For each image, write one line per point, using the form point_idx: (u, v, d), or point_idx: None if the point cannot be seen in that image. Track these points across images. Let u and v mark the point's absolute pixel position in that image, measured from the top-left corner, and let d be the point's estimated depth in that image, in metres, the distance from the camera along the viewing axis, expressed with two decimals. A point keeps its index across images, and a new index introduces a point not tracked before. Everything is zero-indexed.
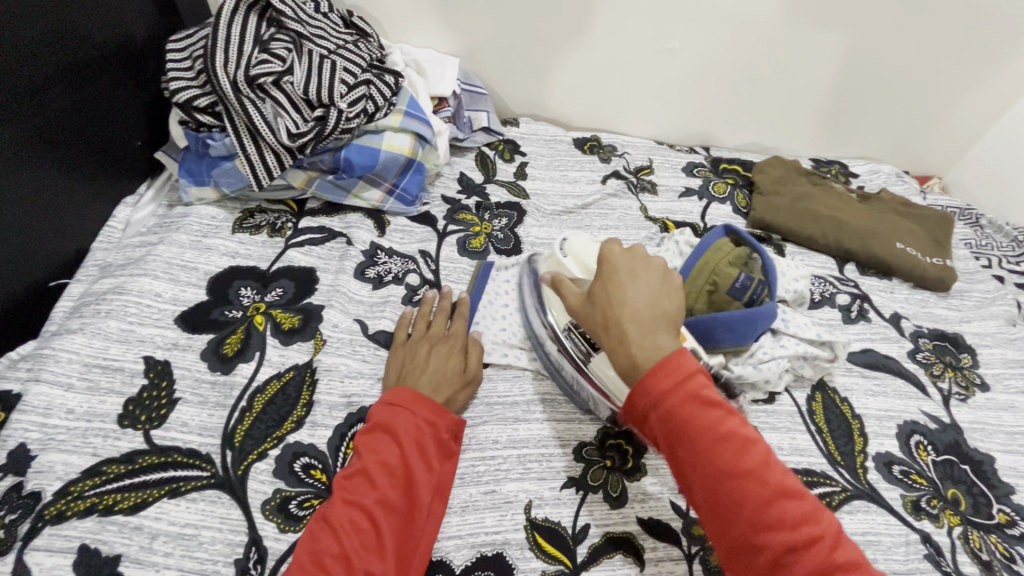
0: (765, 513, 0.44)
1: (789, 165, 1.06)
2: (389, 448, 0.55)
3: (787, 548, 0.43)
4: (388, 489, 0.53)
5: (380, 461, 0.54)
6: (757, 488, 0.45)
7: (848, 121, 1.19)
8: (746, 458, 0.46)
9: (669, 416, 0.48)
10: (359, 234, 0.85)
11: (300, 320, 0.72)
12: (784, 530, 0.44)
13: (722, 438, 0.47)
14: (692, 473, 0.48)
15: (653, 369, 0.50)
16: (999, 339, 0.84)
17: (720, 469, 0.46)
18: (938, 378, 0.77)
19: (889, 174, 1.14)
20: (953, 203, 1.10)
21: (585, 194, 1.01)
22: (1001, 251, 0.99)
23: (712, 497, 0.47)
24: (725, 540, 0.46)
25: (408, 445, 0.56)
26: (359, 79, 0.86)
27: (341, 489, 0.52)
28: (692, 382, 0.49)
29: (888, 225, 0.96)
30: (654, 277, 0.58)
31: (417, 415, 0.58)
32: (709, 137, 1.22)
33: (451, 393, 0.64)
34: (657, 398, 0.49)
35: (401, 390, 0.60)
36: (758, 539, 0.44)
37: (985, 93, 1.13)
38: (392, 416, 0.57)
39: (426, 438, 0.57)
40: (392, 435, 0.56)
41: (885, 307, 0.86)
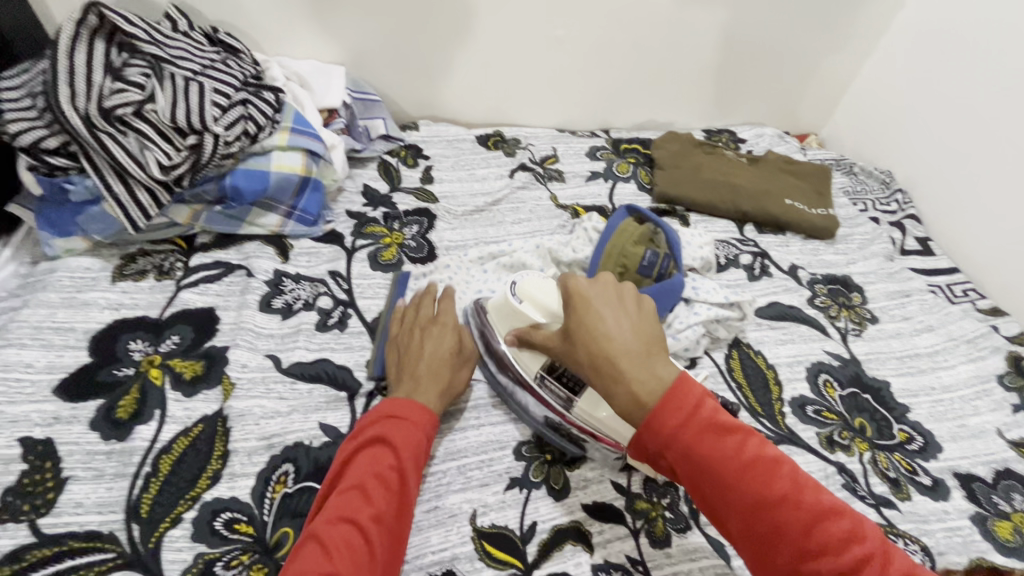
0: (809, 540, 0.42)
1: (684, 139, 1.11)
2: (387, 460, 0.53)
3: (836, 572, 0.41)
4: (384, 503, 0.50)
5: (379, 474, 0.52)
6: (792, 514, 0.43)
7: (731, 90, 1.26)
8: (777, 485, 0.44)
9: (686, 453, 0.45)
10: (259, 264, 0.79)
11: (203, 366, 0.66)
12: (831, 555, 0.41)
13: (749, 467, 0.44)
14: (723, 510, 0.45)
15: (664, 403, 0.46)
16: (881, 274, 0.92)
17: (751, 507, 0.44)
18: (835, 319, 0.84)
19: (772, 136, 1.21)
20: (829, 156, 1.19)
21: (494, 189, 1.00)
22: (873, 195, 1.09)
23: (750, 532, 0.44)
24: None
25: (408, 463, 0.54)
26: (233, 99, 0.80)
27: (335, 505, 0.49)
28: (704, 411, 0.47)
29: (776, 183, 1.03)
30: (625, 303, 0.54)
31: (417, 426, 0.57)
32: (608, 120, 1.25)
33: (447, 380, 0.63)
34: (665, 444, 0.46)
35: (398, 401, 0.58)
36: (806, 570, 0.42)
37: (841, 54, 1.24)
38: (391, 428, 0.56)
39: (421, 450, 0.56)
40: (390, 446, 0.54)
41: (783, 261, 0.92)
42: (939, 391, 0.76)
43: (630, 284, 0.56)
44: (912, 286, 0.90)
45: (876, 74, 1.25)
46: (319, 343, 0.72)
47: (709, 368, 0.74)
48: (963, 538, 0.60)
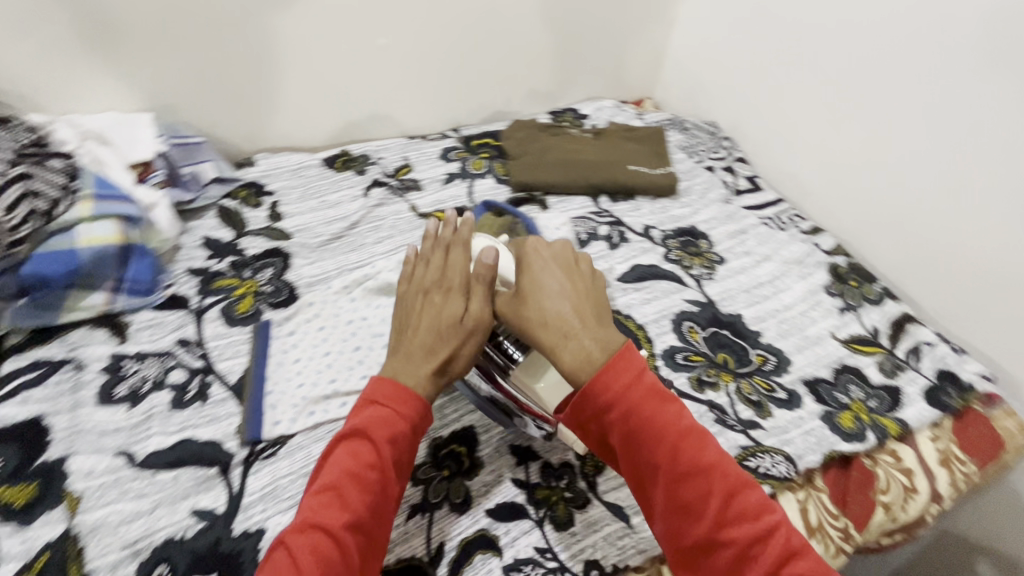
0: (731, 507, 0.46)
1: (530, 126, 1.15)
2: (366, 455, 0.51)
3: (751, 538, 0.45)
4: (360, 505, 0.49)
5: (355, 471, 0.50)
6: (717, 483, 0.46)
7: (565, 70, 1.30)
8: (707, 456, 0.47)
9: (625, 416, 0.49)
10: (91, 352, 0.71)
11: (37, 487, 0.58)
12: (748, 522, 0.45)
13: (682, 437, 0.48)
14: (654, 473, 0.48)
15: (610, 366, 0.50)
16: (722, 217, 1.01)
17: (680, 473, 0.47)
18: (689, 268, 0.91)
19: (611, 108, 1.28)
20: (663, 117, 1.28)
21: (350, 212, 0.97)
22: (705, 146, 1.19)
23: (675, 498, 0.47)
24: (685, 544, 0.46)
25: (387, 457, 0.52)
26: (8, 176, 0.69)
27: (310, 505, 0.49)
28: (642, 385, 0.50)
29: (619, 152, 1.09)
30: (575, 276, 0.59)
31: (403, 417, 0.54)
32: (457, 118, 1.24)
33: (450, 338, 0.59)
34: (611, 400, 0.50)
35: (384, 382, 0.56)
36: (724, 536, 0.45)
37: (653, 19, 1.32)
38: (376, 418, 0.54)
39: (405, 440, 0.54)
40: (371, 438, 0.52)
41: (637, 224, 0.98)
42: (782, 312, 0.85)
43: (587, 263, 0.62)
44: (747, 223, 1.00)
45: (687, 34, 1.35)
46: (177, 424, 0.65)
47: None
48: (817, 437, 0.69)
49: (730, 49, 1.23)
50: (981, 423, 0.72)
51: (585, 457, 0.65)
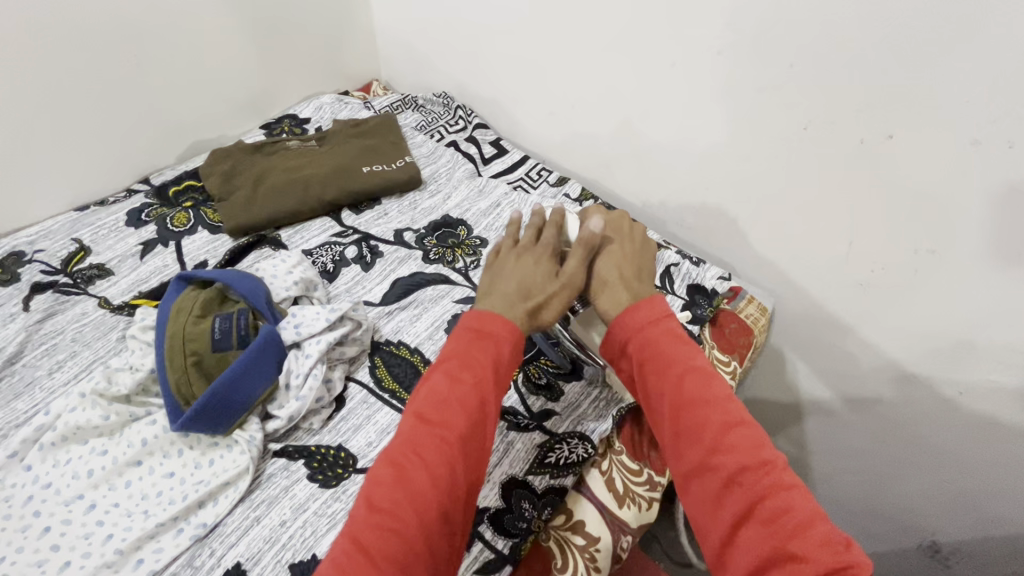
0: (725, 438, 0.44)
1: (234, 152, 0.95)
2: (467, 378, 0.47)
3: (740, 469, 0.42)
4: (462, 446, 0.44)
5: (451, 399, 0.46)
6: (715, 412, 0.45)
7: (266, 74, 1.08)
8: (712, 389, 0.47)
9: (648, 344, 0.50)
10: None
11: None
12: (739, 454, 0.43)
13: (694, 367, 0.48)
14: (661, 392, 0.48)
15: (665, 317, 0.52)
16: (474, 195, 0.95)
17: (683, 396, 0.46)
18: (453, 263, 0.84)
19: (331, 104, 1.13)
20: (393, 98, 1.17)
21: (4, 341, 0.71)
22: (443, 119, 1.11)
23: (676, 421, 0.46)
24: (680, 470, 0.45)
25: (481, 390, 0.47)
26: None
27: (406, 433, 0.45)
28: (667, 322, 0.52)
29: (348, 155, 0.96)
30: (622, 240, 0.62)
31: (502, 341, 0.50)
32: (141, 164, 0.99)
33: (534, 288, 0.55)
34: (631, 332, 0.52)
35: (490, 317, 0.51)
36: (712, 463, 0.43)
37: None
38: (471, 344, 0.50)
39: (499, 373, 0.49)
40: (470, 362, 0.48)
41: (387, 232, 0.88)
42: None
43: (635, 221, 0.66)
44: (497, 194, 0.94)
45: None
46: None
47: (358, 394, 0.68)
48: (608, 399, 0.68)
49: None
50: (730, 321, 0.79)
51: None
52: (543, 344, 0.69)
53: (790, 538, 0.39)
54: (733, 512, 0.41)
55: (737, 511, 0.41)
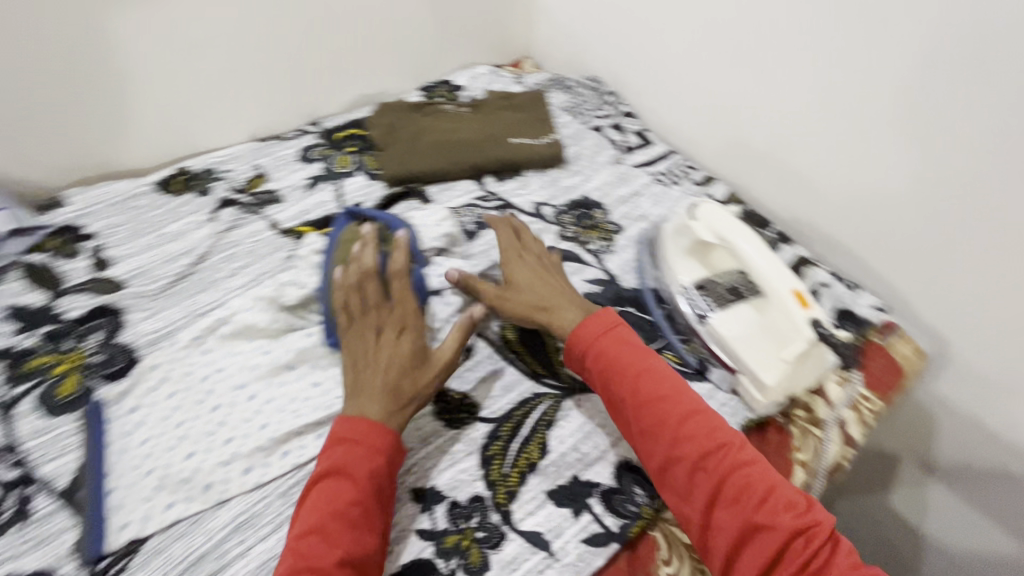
0: (682, 430, 0.55)
1: (397, 107, 1.02)
2: (348, 492, 0.51)
3: (699, 454, 0.54)
4: (366, 514, 0.51)
5: (341, 508, 0.50)
6: (720, 460, 0.53)
7: (432, 40, 1.16)
8: (662, 387, 0.58)
9: (642, 401, 0.57)
10: None
11: None
12: (697, 442, 0.54)
13: (689, 420, 0.55)
14: (664, 449, 0.55)
15: (624, 360, 0.60)
16: (614, 181, 0.95)
17: (642, 402, 0.57)
18: (586, 244, 0.85)
19: (486, 74, 1.17)
20: (543, 76, 1.19)
21: (196, 243, 0.82)
22: (590, 104, 1.12)
23: (685, 475, 0.54)
24: (653, 464, 0.56)
25: (366, 491, 0.51)
26: None
27: (315, 506, 0.51)
28: (660, 374, 0.59)
29: (500, 125, 0.99)
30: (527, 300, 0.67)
31: (369, 459, 0.53)
32: (314, 108, 1.09)
33: (417, 375, 0.59)
34: (586, 349, 0.61)
35: (358, 421, 0.55)
36: (677, 454, 0.54)
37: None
38: (345, 459, 0.53)
39: (382, 485, 0.53)
40: (348, 478, 0.52)
41: (527, 203, 0.90)
42: None
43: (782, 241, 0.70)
44: (639, 184, 0.94)
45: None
46: None
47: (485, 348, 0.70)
48: (732, 407, 0.66)
49: None
50: (882, 357, 0.72)
51: (495, 486, 0.58)
52: (671, 337, 0.73)
53: (756, 504, 0.51)
54: (752, 555, 0.49)
55: (707, 490, 0.52)
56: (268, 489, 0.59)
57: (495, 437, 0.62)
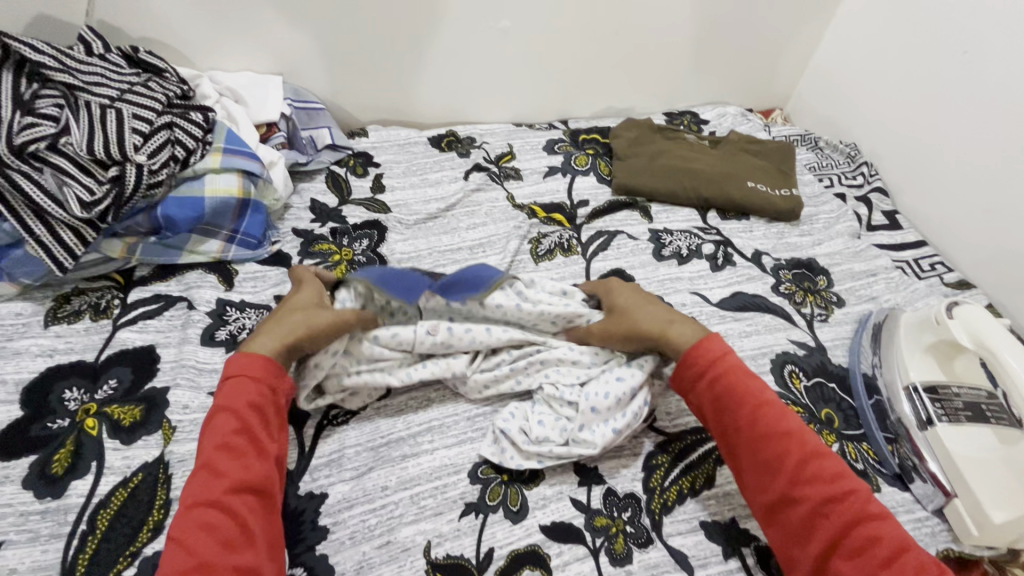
0: (803, 470, 0.53)
1: (642, 124, 1.08)
2: (236, 420, 0.53)
3: (824, 497, 0.51)
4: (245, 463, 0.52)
5: (233, 436, 0.53)
6: (873, 547, 0.49)
7: (692, 72, 1.20)
8: (786, 423, 0.56)
9: (774, 469, 0.54)
10: (201, 295, 0.76)
11: (142, 411, 0.63)
12: (821, 484, 0.52)
13: (830, 498, 0.51)
14: (804, 523, 0.52)
15: (757, 415, 0.56)
16: (847, 255, 0.89)
17: (759, 434, 0.55)
18: (800, 305, 0.81)
19: (735, 115, 1.17)
20: (794, 131, 1.16)
21: (449, 194, 0.97)
22: (838, 170, 1.06)
23: (829, 554, 0.50)
24: (764, 499, 0.54)
25: (251, 430, 0.54)
26: (156, 124, 0.75)
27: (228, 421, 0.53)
28: (796, 442, 0.55)
29: (740, 166, 0.99)
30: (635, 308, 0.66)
31: (258, 400, 0.56)
32: (566, 109, 1.20)
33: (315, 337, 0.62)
34: (705, 367, 0.60)
35: (257, 358, 0.57)
36: (796, 493, 0.52)
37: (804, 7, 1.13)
38: (233, 390, 0.55)
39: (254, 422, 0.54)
40: (231, 412, 0.54)
41: (746, 248, 0.90)
42: None
43: None
44: (877, 265, 0.87)
45: (842, 45, 1.16)
46: None
47: None
48: (932, 529, 0.59)
49: (887, 60, 1.06)
50: None
51: (653, 492, 0.60)
52: (875, 431, 0.66)
53: (884, 561, 0.48)
54: None
55: (827, 537, 0.50)
56: (458, 407, 0.67)
57: (664, 449, 0.64)
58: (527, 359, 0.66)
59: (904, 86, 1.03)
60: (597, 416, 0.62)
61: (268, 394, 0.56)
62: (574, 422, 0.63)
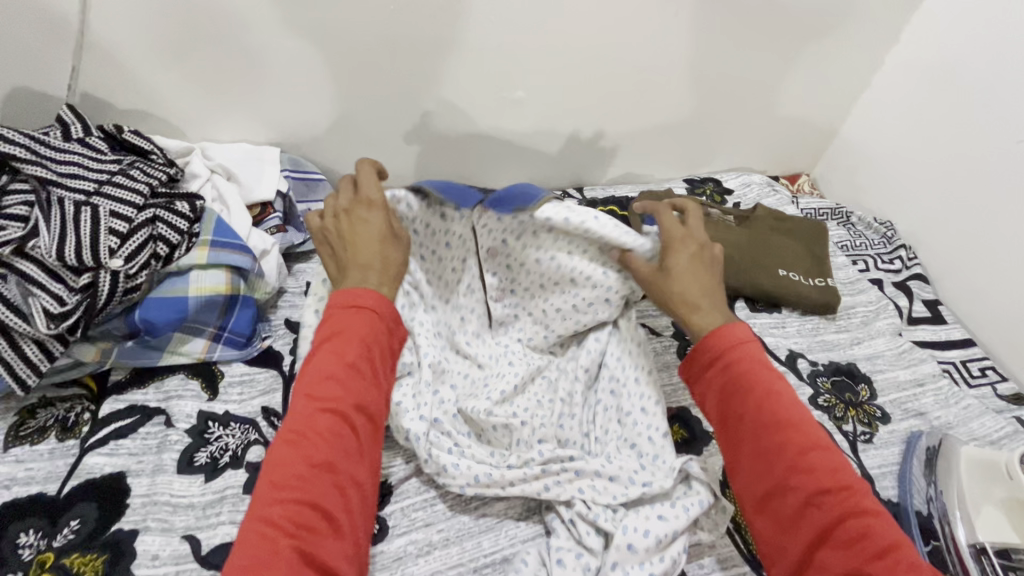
0: (800, 461, 0.50)
1: (663, 198, 1.01)
2: (354, 347, 0.55)
3: (818, 489, 0.49)
4: (360, 391, 0.53)
5: (350, 362, 0.54)
6: (865, 546, 0.45)
7: (714, 139, 1.14)
8: (793, 413, 0.53)
9: (771, 454, 0.52)
10: (181, 407, 0.69)
11: (105, 563, 0.56)
12: (819, 477, 0.49)
13: (827, 490, 0.49)
14: (794, 513, 0.49)
15: (766, 398, 0.54)
16: (890, 357, 0.82)
17: (764, 422, 0.53)
18: (842, 422, 0.74)
19: (760, 185, 1.11)
20: (823, 203, 1.09)
21: None
22: (873, 252, 0.99)
23: (818, 549, 0.47)
24: (758, 488, 0.52)
25: (359, 359, 0.54)
26: (137, 219, 0.69)
27: (338, 352, 0.54)
28: (804, 435, 0.52)
29: (770, 250, 0.92)
30: (695, 267, 0.65)
31: (369, 330, 0.56)
32: (580, 175, 1.14)
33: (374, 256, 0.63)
34: (718, 353, 0.58)
35: (364, 292, 0.58)
36: (792, 482, 0.50)
37: (836, 74, 1.07)
38: (347, 318, 0.56)
39: (366, 352, 0.55)
40: (346, 335, 0.55)
41: (779, 348, 0.82)
42: None
43: None
44: (924, 371, 0.80)
45: (873, 113, 1.10)
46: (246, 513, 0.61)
47: None
48: None
49: (926, 135, 1.00)
50: None
51: None
52: None
53: (874, 555, 0.45)
54: None
55: (816, 529, 0.48)
56: (464, 555, 0.60)
57: None
58: (562, 466, 0.62)
59: (944, 164, 0.97)
60: (632, 555, 0.55)
61: (379, 328, 0.57)
62: (603, 559, 0.56)
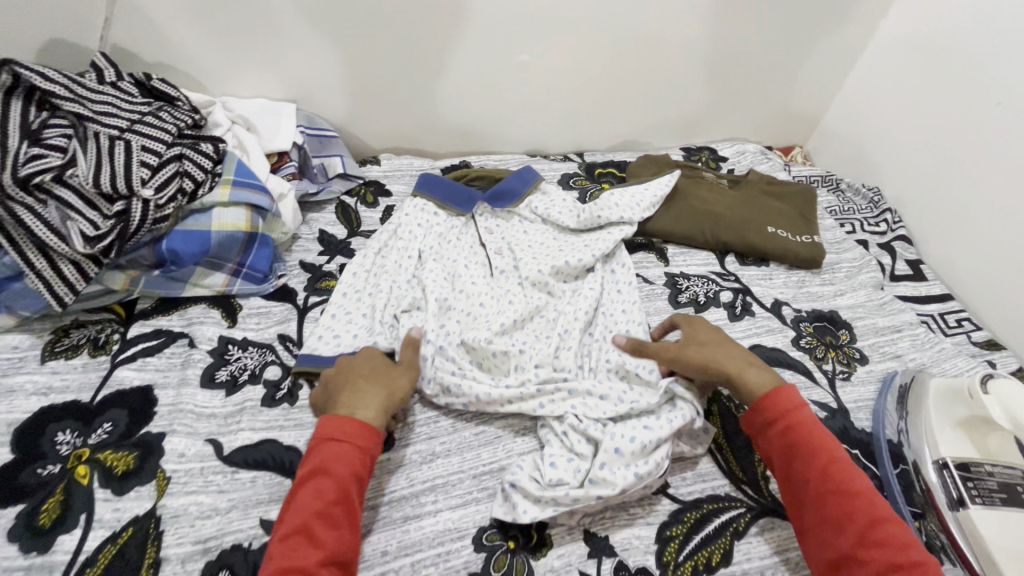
0: (872, 532, 0.51)
1: (659, 161, 1.06)
2: (328, 490, 0.53)
3: (888, 564, 0.49)
4: (334, 542, 0.51)
5: (319, 510, 0.52)
6: None
7: (711, 109, 1.19)
8: (857, 483, 0.55)
9: (837, 524, 0.53)
10: (203, 331, 0.74)
11: (136, 459, 0.61)
12: (888, 550, 0.50)
13: (899, 565, 0.49)
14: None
15: (830, 467, 0.56)
16: (870, 307, 0.87)
17: (828, 489, 0.55)
18: (822, 361, 0.78)
19: (754, 153, 1.15)
20: (814, 171, 1.14)
21: None
22: (860, 216, 1.04)
23: None
24: (827, 555, 0.53)
25: (340, 493, 0.53)
26: (165, 156, 0.74)
27: (314, 515, 0.52)
28: (866, 503, 0.53)
29: (760, 209, 0.97)
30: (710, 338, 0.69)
31: (347, 463, 0.55)
32: (582, 141, 1.19)
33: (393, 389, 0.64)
34: (777, 416, 0.61)
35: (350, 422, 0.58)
36: (862, 553, 0.50)
37: (828, 47, 1.12)
38: (329, 454, 0.56)
39: (348, 494, 0.54)
40: (325, 475, 0.54)
41: (766, 296, 0.87)
42: None
43: None
44: (902, 319, 0.85)
45: (864, 86, 1.15)
46: (264, 422, 0.66)
47: None
48: None
49: (914, 105, 1.04)
50: None
51: (666, 568, 0.57)
52: (902, 505, 0.63)
53: None
54: None
55: None
56: (464, 464, 0.64)
57: (679, 519, 0.61)
58: (555, 386, 0.67)
59: (931, 133, 1.01)
60: (619, 458, 0.60)
61: (359, 463, 0.56)
62: (592, 462, 0.61)
